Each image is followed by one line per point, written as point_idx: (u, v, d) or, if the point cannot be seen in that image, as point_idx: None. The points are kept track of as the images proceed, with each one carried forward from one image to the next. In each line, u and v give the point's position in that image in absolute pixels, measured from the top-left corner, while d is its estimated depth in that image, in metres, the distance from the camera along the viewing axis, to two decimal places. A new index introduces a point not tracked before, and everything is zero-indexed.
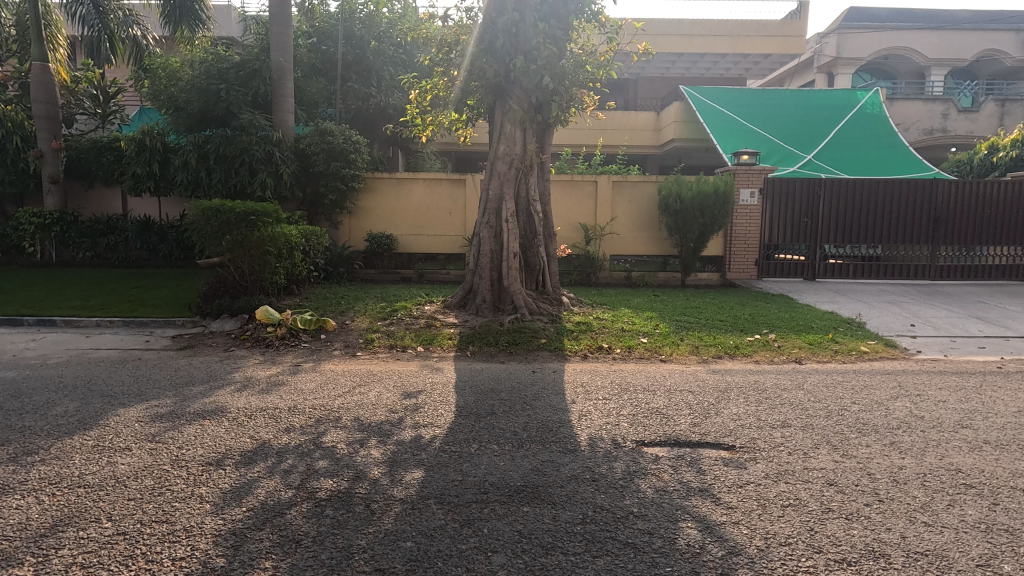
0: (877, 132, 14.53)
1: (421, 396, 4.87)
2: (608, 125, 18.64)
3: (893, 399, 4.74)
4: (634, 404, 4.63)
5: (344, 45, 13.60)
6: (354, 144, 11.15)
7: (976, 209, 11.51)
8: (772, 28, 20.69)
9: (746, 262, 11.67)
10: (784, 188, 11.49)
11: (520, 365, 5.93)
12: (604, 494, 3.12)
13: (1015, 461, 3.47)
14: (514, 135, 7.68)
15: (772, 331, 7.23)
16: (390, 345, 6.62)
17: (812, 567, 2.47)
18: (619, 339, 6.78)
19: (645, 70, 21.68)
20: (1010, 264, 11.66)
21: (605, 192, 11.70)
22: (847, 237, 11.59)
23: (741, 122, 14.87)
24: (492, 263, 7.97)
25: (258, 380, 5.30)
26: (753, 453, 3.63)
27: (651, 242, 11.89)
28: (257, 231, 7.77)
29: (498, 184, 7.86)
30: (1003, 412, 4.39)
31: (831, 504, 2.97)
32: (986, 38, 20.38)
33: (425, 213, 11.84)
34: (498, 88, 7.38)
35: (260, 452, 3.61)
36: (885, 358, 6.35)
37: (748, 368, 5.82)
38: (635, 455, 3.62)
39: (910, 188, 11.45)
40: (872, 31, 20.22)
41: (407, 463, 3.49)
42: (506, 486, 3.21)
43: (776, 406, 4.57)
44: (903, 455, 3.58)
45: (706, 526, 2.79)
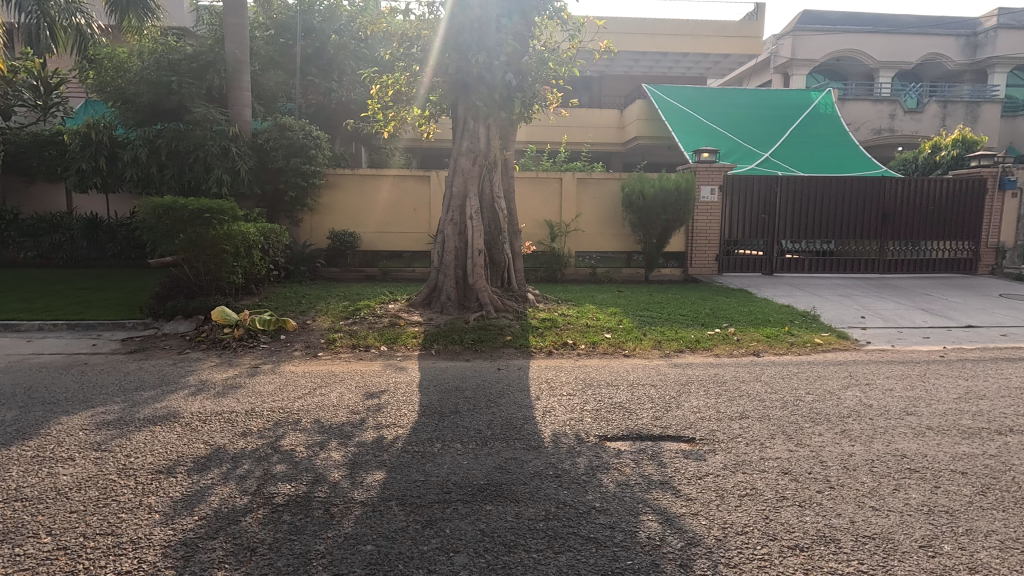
0: (829, 132, 15.04)
1: (385, 396, 4.79)
2: (572, 123, 18.78)
3: (845, 388, 4.93)
4: (597, 399, 4.67)
5: (303, 38, 13.31)
6: (316, 140, 10.90)
7: (922, 206, 12.07)
8: (731, 29, 20.98)
9: (707, 259, 11.92)
10: (743, 186, 11.79)
11: (485, 364, 5.89)
12: (567, 489, 3.13)
13: (955, 446, 3.65)
14: (478, 132, 7.67)
15: (731, 325, 7.42)
16: (353, 345, 6.50)
17: (766, 554, 2.53)
18: (584, 335, 6.84)
19: (609, 68, 21.97)
20: (952, 258, 12.31)
21: (570, 189, 11.77)
22: (802, 232, 11.99)
23: (701, 122, 15.15)
24: (457, 260, 7.91)
25: (214, 383, 5.12)
26: (712, 445, 3.71)
27: (615, 239, 12.03)
28: (212, 230, 7.51)
29: (462, 180, 7.81)
30: (945, 399, 4.61)
31: (785, 492, 3.06)
32: (929, 42, 21.40)
33: (388, 210, 11.66)
34: (461, 85, 7.30)
35: (215, 457, 3.49)
36: (837, 349, 6.60)
37: (708, 361, 5.95)
38: (598, 449, 3.65)
39: (860, 185, 11.92)
40: (825, 34, 20.94)
41: (368, 465, 3.42)
42: (469, 485, 3.19)
43: (735, 398, 4.69)
44: (853, 442, 3.72)
45: (666, 519, 2.83)
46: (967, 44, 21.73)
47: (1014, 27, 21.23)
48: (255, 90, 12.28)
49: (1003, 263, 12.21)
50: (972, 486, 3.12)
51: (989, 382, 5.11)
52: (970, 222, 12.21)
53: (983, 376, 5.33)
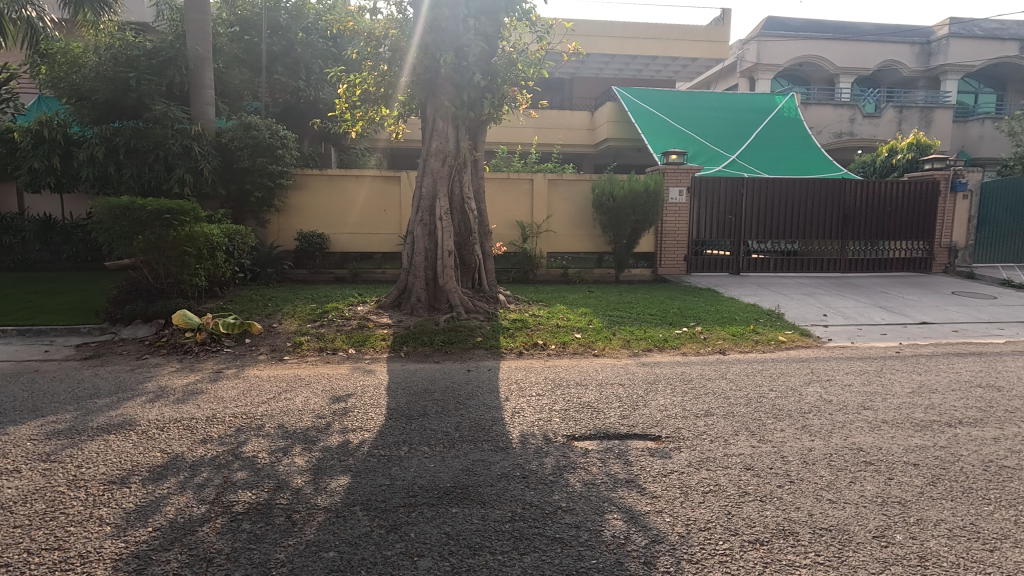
0: (793, 135, 15.45)
1: (352, 400, 4.72)
2: (543, 124, 18.86)
3: (806, 384, 5.07)
4: (566, 399, 4.68)
5: (269, 36, 13.05)
6: (283, 140, 10.66)
7: (880, 207, 12.49)
8: (698, 33, 21.21)
9: (676, 259, 12.11)
10: (710, 187, 12.01)
11: (454, 365, 5.86)
12: (534, 490, 3.14)
13: (909, 438, 3.78)
14: (447, 132, 7.60)
15: (698, 323, 7.55)
16: (320, 348, 6.39)
17: (728, 549, 2.57)
18: (554, 336, 6.85)
19: (579, 70, 22.16)
20: (909, 258, 12.78)
21: (541, 190, 11.80)
22: (768, 233, 12.28)
23: (670, 124, 15.38)
24: (426, 262, 7.84)
25: (174, 389, 4.96)
26: (677, 442, 3.76)
27: (587, 239, 12.11)
28: (173, 231, 7.26)
29: (431, 181, 7.74)
30: (900, 393, 4.77)
31: (747, 488, 3.12)
32: (885, 50, 22.20)
33: (357, 211, 11.50)
34: (429, 85, 7.26)
35: (171, 466, 3.38)
36: (800, 346, 6.78)
37: (676, 360, 6.04)
38: (565, 449, 3.67)
39: (821, 186, 12.28)
40: (787, 40, 21.54)
41: (332, 470, 3.36)
42: (435, 488, 3.16)
43: (701, 395, 4.76)
44: (813, 437, 3.81)
45: (631, 517, 2.85)
46: (921, 52, 22.64)
47: (964, 36, 22.19)
48: (219, 89, 11.99)
49: (955, 262, 12.72)
50: (923, 477, 3.23)
51: (941, 376, 5.33)
52: (925, 223, 12.70)
53: (936, 370, 5.54)
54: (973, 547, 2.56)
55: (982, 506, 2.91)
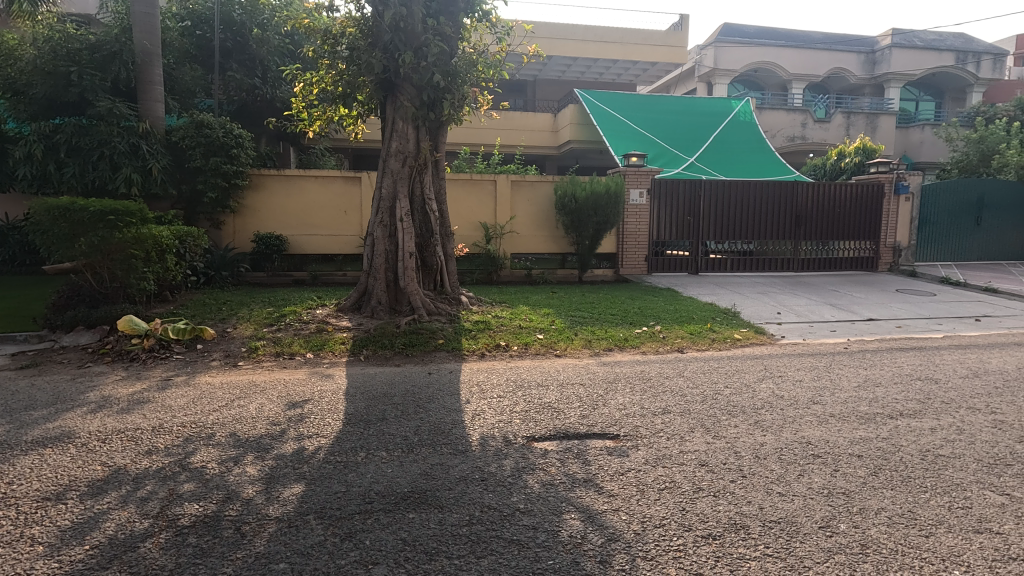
0: (748, 139, 15.92)
1: (308, 405, 4.60)
2: (506, 125, 18.90)
3: (759, 380, 5.23)
4: (527, 400, 4.69)
5: (222, 30, 12.63)
6: (238, 139, 10.29)
7: (830, 208, 12.99)
8: (658, 38, 21.58)
9: (637, 260, 12.32)
10: (669, 189, 12.25)
11: (415, 368, 5.80)
12: (492, 492, 3.12)
13: (853, 431, 3.94)
14: (407, 132, 7.51)
15: (658, 323, 7.68)
16: (276, 353, 6.21)
17: (681, 545, 2.62)
18: (516, 337, 6.85)
19: (542, 72, 22.31)
20: (857, 257, 13.32)
21: (504, 191, 11.80)
22: (725, 234, 12.61)
23: (631, 126, 15.64)
24: (387, 264, 7.72)
25: (119, 399, 4.74)
26: (635, 440, 3.81)
27: (550, 240, 12.17)
28: (118, 233, 6.94)
29: (391, 182, 7.62)
30: (847, 387, 4.97)
31: (701, 483, 3.19)
32: (834, 58, 23.16)
33: (317, 212, 11.25)
34: (389, 84, 7.19)
35: (113, 480, 3.22)
36: (755, 343, 6.99)
37: (635, 359, 6.13)
38: (525, 451, 3.67)
39: (775, 188, 12.68)
40: (742, 46, 22.18)
41: (285, 479, 3.27)
42: (392, 493, 3.11)
43: (659, 393, 4.85)
44: (765, 432, 3.93)
45: (588, 516, 2.88)
46: (866, 61, 23.73)
47: (906, 46, 23.35)
48: (168, 85, 11.56)
49: (899, 261, 13.35)
50: (866, 467, 3.37)
51: (884, 370, 5.57)
52: (871, 224, 13.27)
53: (879, 365, 5.80)
54: (910, 533, 2.68)
55: (919, 494, 3.05)
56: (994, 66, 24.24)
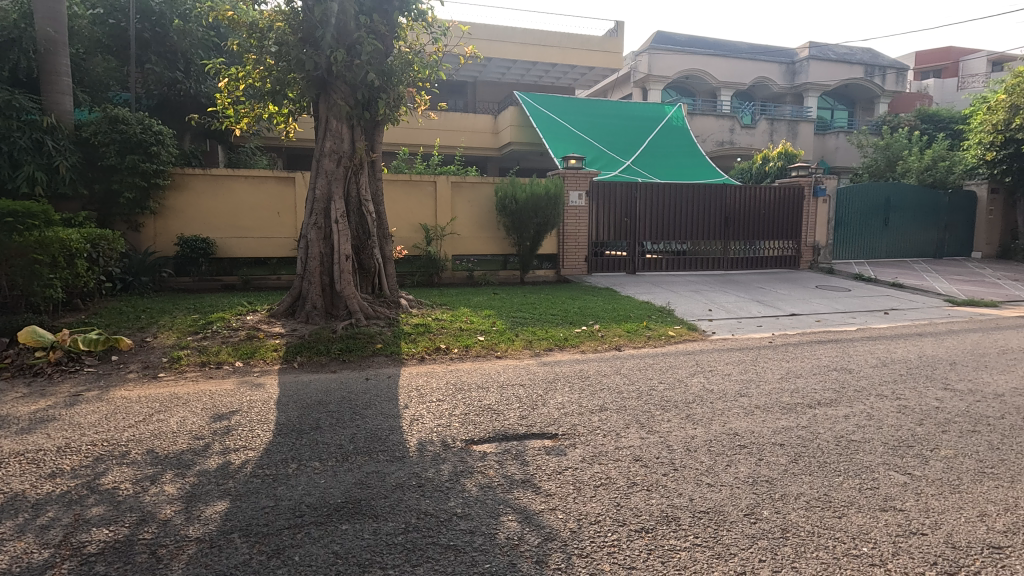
0: (681, 143, 16.52)
1: (235, 417, 4.36)
2: (446, 126, 18.76)
3: (691, 375, 5.44)
4: (466, 403, 4.66)
5: (138, 20, 11.85)
6: (157, 135, 9.64)
7: (756, 210, 13.71)
8: (594, 43, 22.00)
9: (577, 260, 12.53)
10: (607, 191, 12.55)
11: (352, 374, 5.63)
12: (429, 498, 3.07)
13: (776, 421, 4.16)
14: (341, 131, 7.31)
15: (597, 322, 7.83)
16: (201, 362, 5.87)
17: (616, 540, 2.67)
18: (456, 339, 6.81)
19: (481, 74, 22.32)
20: (781, 255, 14.11)
21: (444, 192, 11.68)
22: (660, 234, 13.05)
23: (570, 130, 15.90)
24: (322, 267, 7.46)
25: (18, 418, 4.32)
26: (573, 439, 3.86)
27: (491, 241, 12.17)
28: (16, 237, 6.44)
29: (325, 182, 7.37)
30: (771, 379, 5.26)
31: (635, 478, 3.27)
32: (758, 68, 24.47)
33: (247, 214, 10.74)
34: (321, 82, 6.97)
35: (7, 508, 2.93)
36: (687, 340, 7.27)
37: (574, 358, 6.23)
38: (463, 454, 3.64)
39: (706, 191, 13.24)
40: (674, 54, 23.02)
41: (208, 496, 3.09)
42: (325, 505, 3.00)
43: (597, 392, 4.94)
44: (696, 425, 4.08)
45: (525, 517, 2.88)
46: (787, 71, 25.22)
47: (821, 59, 25.01)
48: (77, 77, 10.72)
49: (818, 259, 14.26)
50: (787, 455, 3.56)
51: (804, 362, 5.93)
52: (793, 224, 14.09)
53: (801, 357, 6.16)
54: (825, 516, 2.85)
55: (833, 478, 3.25)
56: (897, 79, 26.41)
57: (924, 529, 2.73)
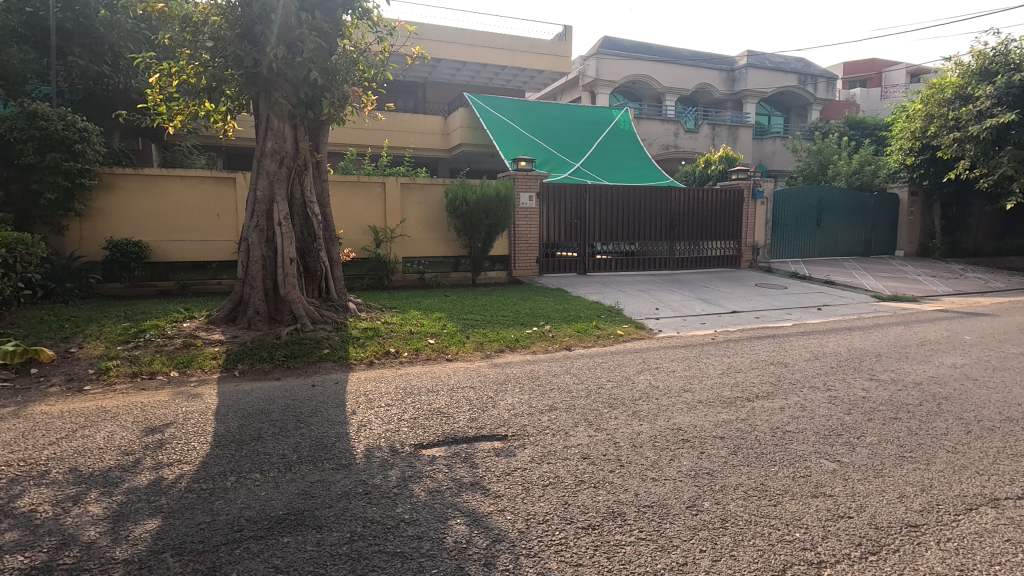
0: (628, 146, 16.89)
1: (169, 430, 4.14)
2: (394, 126, 18.50)
3: (638, 373, 5.58)
4: (416, 407, 4.61)
5: (59, 9, 11.10)
6: (82, 133, 9.03)
7: (700, 212, 14.20)
8: (543, 47, 22.23)
9: (529, 261, 12.62)
10: (557, 193, 12.70)
11: (298, 381, 5.46)
12: (376, 506, 3.01)
13: (718, 415, 4.31)
14: (283, 131, 7.08)
15: (547, 322, 7.89)
16: (133, 373, 5.54)
17: (563, 538, 2.70)
18: (406, 342, 6.71)
19: (431, 75, 22.15)
20: (723, 255, 14.67)
21: (393, 193, 11.49)
22: (610, 235, 13.31)
23: (521, 132, 15.98)
24: (265, 271, 7.20)
25: None
26: (522, 440, 3.88)
27: (442, 243, 12.06)
28: None
29: (267, 184, 7.12)
30: (713, 374, 5.46)
31: (583, 476, 3.32)
32: (700, 74, 25.35)
33: (184, 216, 10.24)
34: (261, 80, 6.74)
35: None
36: (635, 338, 7.44)
37: (525, 359, 6.27)
38: (412, 459, 3.59)
39: (652, 193, 13.60)
40: (622, 59, 23.51)
41: (137, 515, 2.92)
42: (266, 518, 2.90)
43: (546, 392, 4.98)
44: (641, 422, 4.18)
45: (474, 519, 2.87)
46: (727, 78, 26.23)
47: (759, 67, 26.15)
48: None
49: (757, 259, 14.91)
50: (727, 447, 3.70)
51: (744, 357, 6.18)
52: (734, 225, 14.68)
53: (741, 352, 6.42)
54: (762, 504, 2.98)
55: (770, 467, 3.40)
56: (827, 88, 27.96)
57: (851, 513, 2.89)
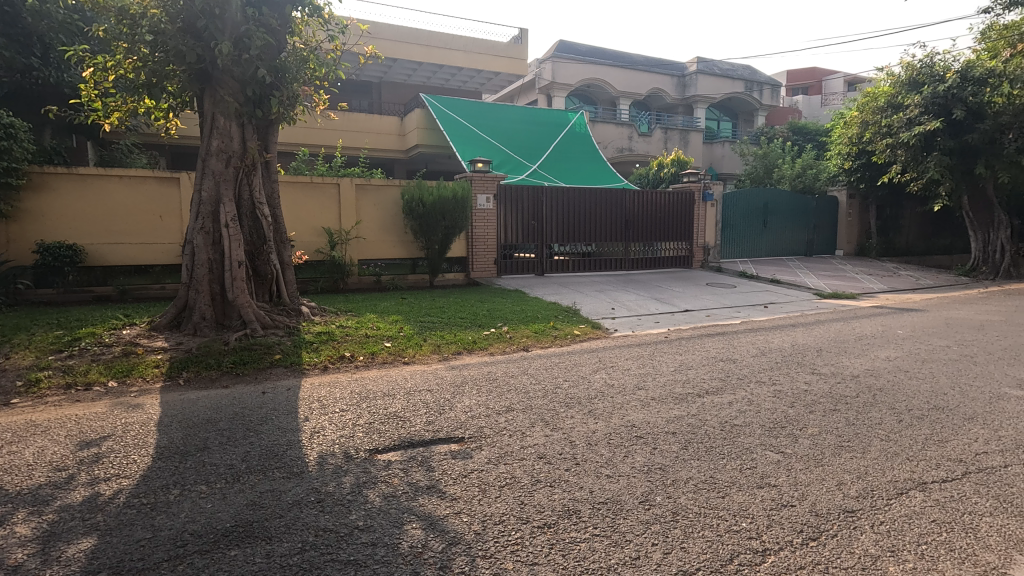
0: (584, 149, 17.13)
1: (107, 443, 3.93)
2: (349, 126, 18.16)
3: (594, 371, 5.67)
4: (371, 411, 4.53)
5: None
6: (8, 129, 8.46)
7: (653, 213, 14.54)
8: (500, 49, 22.29)
9: (487, 263, 12.62)
10: (514, 195, 12.77)
11: (247, 389, 5.27)
12: (328, 514, 2.94)
13: (670, 411, 4.42)
14: (229, 130, 6.83)
15: (505, 324, 7.91)
16: (66, 384, 5.23)
17: (519, 538, 2.71)
18: (362, 346, 6.59)
19: (386, 74, 21.87)
20: (676, 255, 15.07)
21: (348, 195, 11.27)
22: (567, 237, 13.47)
23: (478, 134, 15.97)
24: (211, 274, 6.93)
25: None
26: (479, 441, 3.88)
27: (398, 245, 11.90)
28: None
29: (213, 184, 6.85)
30: (666, 372, 5.61)
31: (539, 475, 3.34)
32: (653, 80, 25.98)
33: (123, 217, 9.73)
34: (205, 75, 6.48)
35: None
36: (591, 338, 7.56)
37: (483, 360, 6.27)
38: (367, 464, 3.53)
39: (607, 195, 13.83)
40: (577, 63, 23.84)
41: (70, 534, 2.75)
42: (212, 531, 2.79)
43: (503, 393, 4.99)
44: (597, 420, 4.24)
45: (429, 523, 2.85)
46: (678, 84, 26.99)
47: (708, 73, 27.02)
48: None
49: (708, 259, 15.38)
50: (678, 442, 3.81)
51: (695, 354, 6.37)
52: (686, 226, 15.10)
53: (692, 350, 6.62)
54: (710, 496, 3.08)
55: (718, 460, 3.52)
56: (772, 95, 29.12)
57: (793, 501, 3.02)
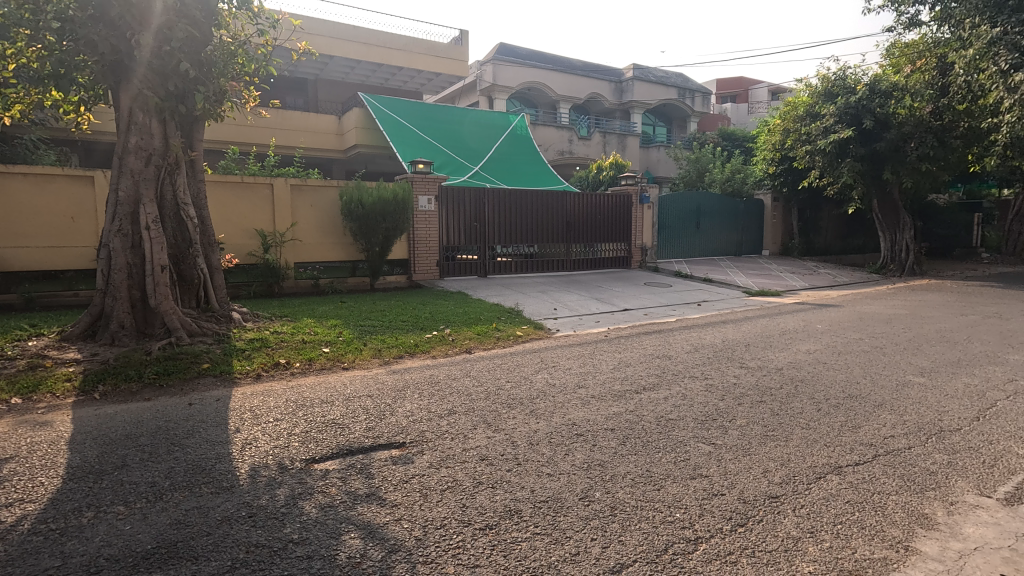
0: (525, 151, 17.27)
1: (9, 466, 3.59)
2: (283, 124, 17.51)
3: (536, 372, 5.73)
4: (308, 420, 4.38)
5: None
6: None
7: (593, 215, 14.85)
8: (441, 50, 22.13)
9: (429, 265, 12.49)
10: (455, 197, 12.72)
11: (171, 401, 4.96)
12: (261, 528, 2.82)
13: (610, 408, 4.52)
14: (150, 126, 6.42)
15: (447, 326, 7.85)
16: None
17: (461, 541, 2.70)
18: (298, 352, 6.36)
19: (323, 72, 21.24)
20: (615, 255, 15.46)
21: (283, 196, 10.85)
22: (509, 239, 13.56)
23: (418, 135, 15.78)
24: (131, 280, 6.49)
25: None
26: (421, 445, 3.83)
27: (337, 247, 11.57)
28: None
29: (131, 184, 6.42)
30: (605, 370, 5.74)
31: (481, 477, 3.34)
32: (591, 85, 26.57)
33: (28, 219, 8.95)
34: (122, 66, 6.07)
35: None
36: (534, 338, 7.64)
37: (425, 363, 6.19)
38: (302, 475, 3.41)
39: (548, 198, 13.99)
40: (518, 66, 24.03)
41: None
42: (132, 554, 2.61)
43: (445, 396, 4.95)
44: (538, 420, 4.28)
45: (368, 532, 2.78)
46: (616, 89, 27.72)
47: (644, 79, 27.93)
48: None
49: (646, 259, 15.89)
50: (617, 438, 3.91)
51: (634, 352, 6.56)
52: (625, 228, 15.52)
53: (630, 348, 6.82)
54: (646, 489, 3.18)
55: (654, 455, 3.63)
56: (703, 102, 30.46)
57: (722, 490, 3.17)
